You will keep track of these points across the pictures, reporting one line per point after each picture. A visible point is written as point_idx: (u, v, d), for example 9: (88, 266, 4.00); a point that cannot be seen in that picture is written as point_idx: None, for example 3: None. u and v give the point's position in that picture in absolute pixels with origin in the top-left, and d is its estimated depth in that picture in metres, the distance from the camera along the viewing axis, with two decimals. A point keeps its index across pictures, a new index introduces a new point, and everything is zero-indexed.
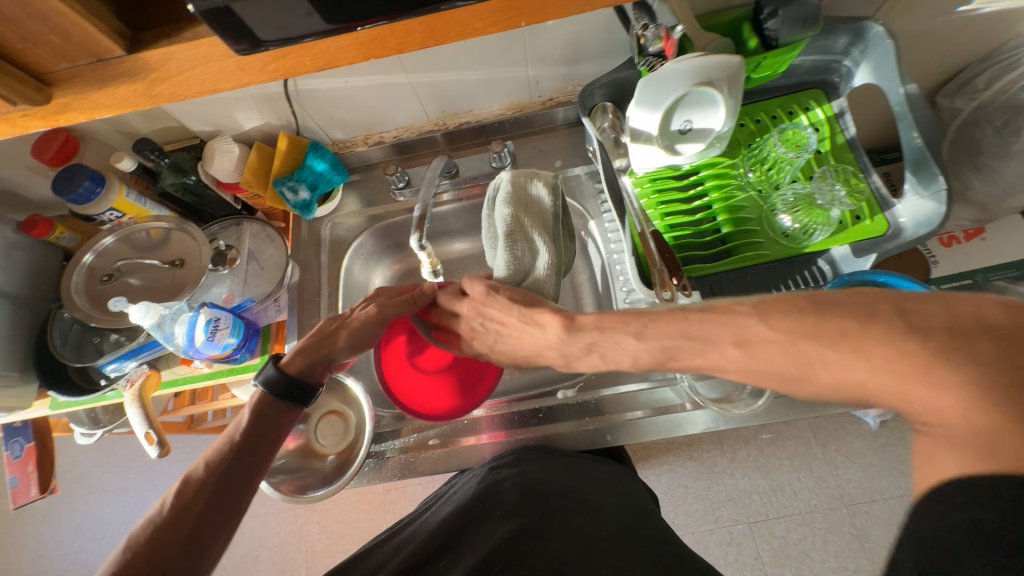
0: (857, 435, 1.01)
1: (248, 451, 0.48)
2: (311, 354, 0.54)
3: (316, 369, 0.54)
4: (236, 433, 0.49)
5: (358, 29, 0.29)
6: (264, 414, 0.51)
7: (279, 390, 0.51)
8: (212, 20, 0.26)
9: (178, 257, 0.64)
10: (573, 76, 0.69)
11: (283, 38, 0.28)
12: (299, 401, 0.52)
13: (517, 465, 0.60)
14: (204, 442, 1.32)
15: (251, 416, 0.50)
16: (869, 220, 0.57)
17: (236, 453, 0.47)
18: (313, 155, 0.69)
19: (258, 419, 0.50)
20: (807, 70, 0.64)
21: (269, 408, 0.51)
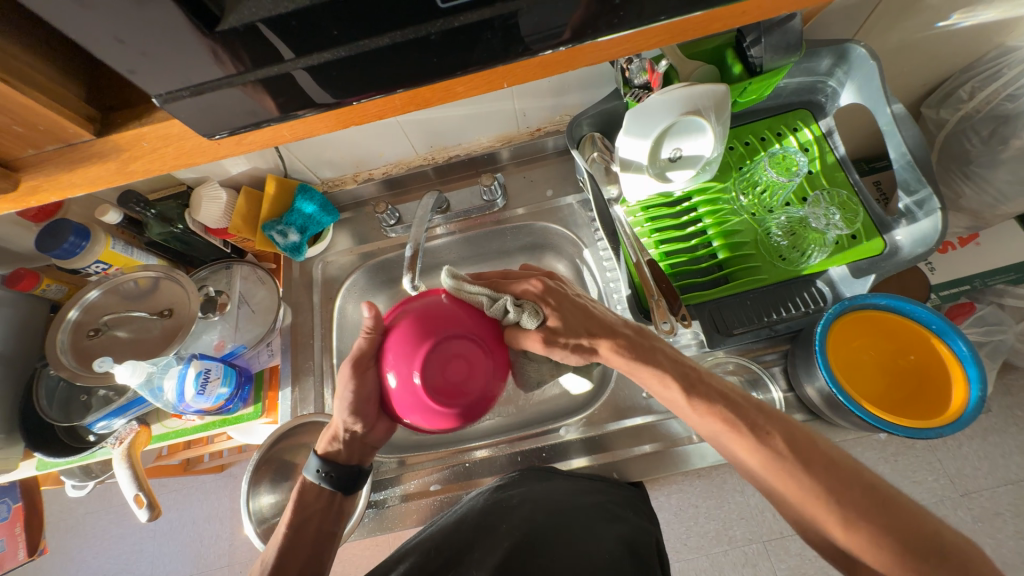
0: (867, 446, 0.93)
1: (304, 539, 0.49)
2: (343, 445, 0.52)
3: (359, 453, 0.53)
4: (283, 525, 0.50)
5: (352, 104, 0.30)
6: (307, 504, 0.51)
7: (331, 480, 0.51)
8: (179, 111, 0.27)
9: (167, 306, 0.62)
10: (561, 107, 0.69)
11: (279, 116, 0.29)
12: (348, 487, 0.52)
13: (523, 484, 0.56)
14: (199, 484, 1.28)
15: (296, 506, 0.51)
16: (866, 240, 0.57)
17: (293, 534, 0.49)
18: (303, 198, 0.69)
19: (311, 508, 0.51)
20: (792, 92, 0.64)
21: (314, 499, 0.52)
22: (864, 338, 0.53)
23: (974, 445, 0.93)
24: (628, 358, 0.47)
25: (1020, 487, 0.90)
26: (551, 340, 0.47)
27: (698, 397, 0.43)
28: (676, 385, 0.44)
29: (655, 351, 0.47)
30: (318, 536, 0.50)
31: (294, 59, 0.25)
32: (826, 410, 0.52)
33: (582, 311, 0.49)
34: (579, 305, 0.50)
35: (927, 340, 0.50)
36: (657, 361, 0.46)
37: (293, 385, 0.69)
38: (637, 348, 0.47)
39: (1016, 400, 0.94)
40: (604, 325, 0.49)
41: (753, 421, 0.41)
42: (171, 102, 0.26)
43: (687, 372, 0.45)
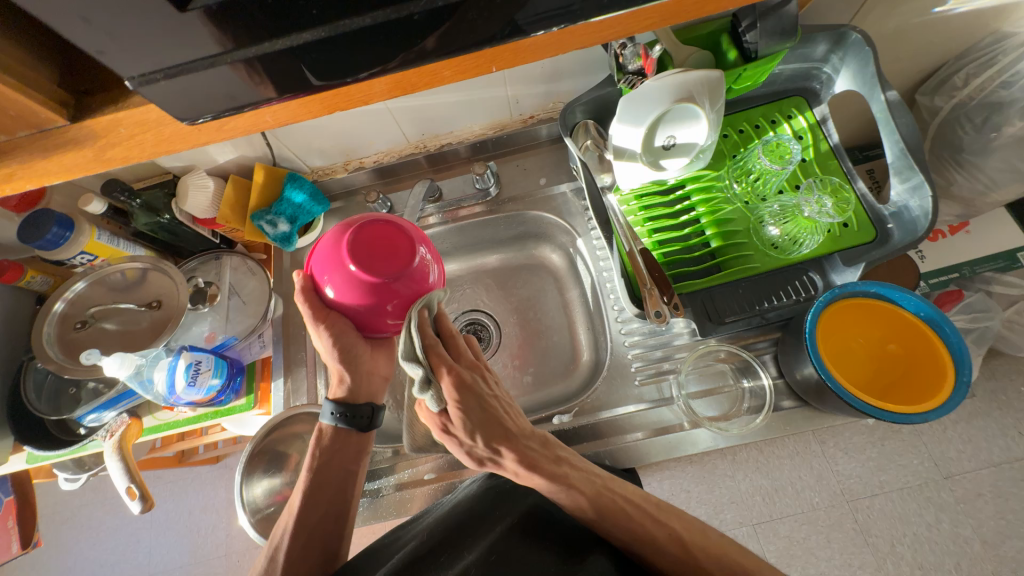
0: (855, 431, 0.95)
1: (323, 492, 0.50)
2: (354, 383, 0.53)
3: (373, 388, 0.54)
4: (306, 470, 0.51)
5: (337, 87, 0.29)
6: (330, 451, 0.52)
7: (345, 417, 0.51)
8: (156, 96, 0.26)
9: (155, 298, 0.61)
10: (554, 93, 0.68)
11: (265, 99, 0.28)
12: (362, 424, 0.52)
13: None
14: (195, 475, 1.29)
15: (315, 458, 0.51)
16: (856, 228, 0.58)
17: (314, 487, 0.50)
18: (292, 187, 0.68)
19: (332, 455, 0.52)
20: (787, 78, 0.63)
21: (335, 446, 0.52)
22: (855, 326, 0.54)
23: (959, 430, 0.95)
24: (526, 469, 0.42)
25: (1002, 469, 0.92)
26: (441, 427, 0.44)
27: (611, 515, 0.43)
28: (585, 495, 0.43)
29: (562, 463, 0.44)
30: (337, 491, 0.51)
31: (271, 41, 0.25)
32: (814, 396, 0.53)
33: (497, 411, 0.43)
34: (497, 406, 0.44)
35: (916, 327, 0.50)
36: (546, 471, 0.42)
37: (286, 376, 0.68)
38: (538, 465, 0.42)
39: (1000, 385, 0.96)
40: (518, 430, 0.44)
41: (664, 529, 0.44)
42: (146, 87, 0.25)
43: (595, 485, 0.44)
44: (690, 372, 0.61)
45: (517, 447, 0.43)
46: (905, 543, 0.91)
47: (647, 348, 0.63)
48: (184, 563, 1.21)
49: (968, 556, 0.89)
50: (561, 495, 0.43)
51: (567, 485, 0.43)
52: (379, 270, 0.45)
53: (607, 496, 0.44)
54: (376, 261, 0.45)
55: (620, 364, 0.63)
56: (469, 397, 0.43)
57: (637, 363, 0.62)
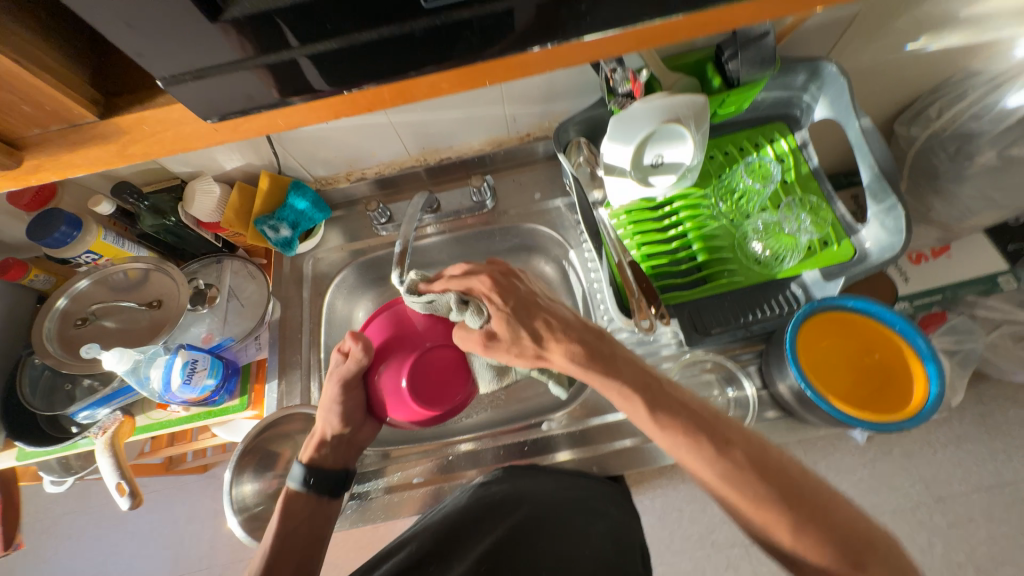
0: (846, 452, 0.95)
1: (292, 553, 0.51)
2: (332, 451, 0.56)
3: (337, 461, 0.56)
4: (270, 536, 0.51)
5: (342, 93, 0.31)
6: (299, 508, 0.54)
7: (313, 488, 0.54)
8: (181, 94, 0.29)
9: (156, 298, 0.63)
10: (549, 113, 0.71)
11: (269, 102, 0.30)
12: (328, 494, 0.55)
13: (508, 480, 0.56)
14: (181, 484, 1.26)
15: (283, 517, 0.53)
16: (836, 245, 0.60)
17: (281, 550, 0.51)
18: (295, 194, 0.70)
19: (298, 516, 0.54)
20: (769, 105, 0.67)
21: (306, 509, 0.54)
22: (835, 337, 0.55)
23: (949, 453, 0.96)
24: (580, 364, 0.46)
25: (992, 493, 0.93)
26: (471, 340, 0.50)
27: (661, 410, 0.44)
28: (641, 399, 0.44)
29: (615, 355, 0.47)
30: (307, 552, 0.51)
31: (285, 50, 0.28)
32: (797, 407, 0.54)
33: (549, 315, 0.49)
34: (538, 309, 0.49)
35: (890, 338, 0.53)
36: (602, 372, 0.46)
37: (280, 378, 0.69)
38: (593, 355, 0.46)
39: (988, 409, 0.97)
40: (562, 326, 0.48)
41: (717, 435, 0.42)
42: (173, 87, 0.28)
43: (647, 380, 0.46)
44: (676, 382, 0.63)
45: (572, 340, 0.47)
46: None
47: None
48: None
49: None
50: (616, 395, 0.45)
51: (620, 377, 0.45)
52: (421, 396, 0.50)
53: (663, 393, 0.45)
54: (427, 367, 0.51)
55: None
56: (502, 305, 0.49)
57: None
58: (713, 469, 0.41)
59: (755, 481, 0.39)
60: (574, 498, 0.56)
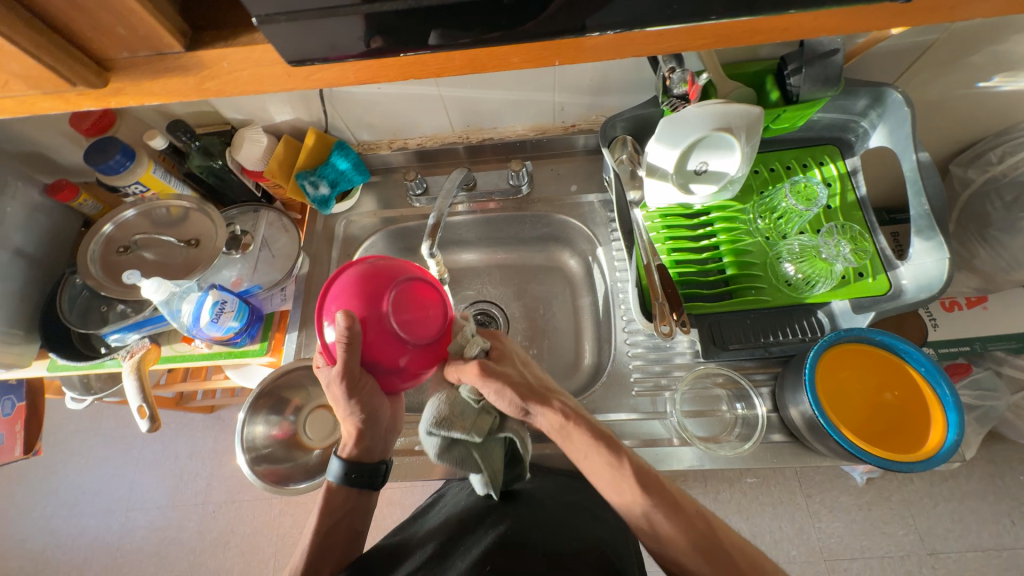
0: (843, 491, 0.98)
1: (336, 539, 0.54)
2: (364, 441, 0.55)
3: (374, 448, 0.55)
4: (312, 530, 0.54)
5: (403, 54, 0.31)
6: (339, 499, 0.55)
7: (356, 479, 0.54)
8: (273, 34, 0.29)
9: (194, 237, 0.65)
10: (598, 106, 0.71)
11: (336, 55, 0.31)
12: (369, 483, 0.55)
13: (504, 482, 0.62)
14: (190, 420, 1.32)
15: (324, 508, 0.55)
16: (871, 278, 0.59)
17: (326, 536, 0.54)
18: (338, 154, 0.72)
19: (338, 511, 0.55)
20: (824, 127, 0.66)
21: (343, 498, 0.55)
22: (855, 370, 0.54)
23: (949, 507, 0.94)
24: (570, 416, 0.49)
25: (988, 554, 0.90)
26: (468, 370, 0.49)
27: (647, 482, 0.45)
28: (630, 464, 0.46)
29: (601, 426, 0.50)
30: (349, 537, 0.55)
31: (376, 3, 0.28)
32: (807, 434, 0.54)
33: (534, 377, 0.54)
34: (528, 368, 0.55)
35: (913, 380, 0.52)
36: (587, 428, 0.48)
37: (301, 330, 0.71)
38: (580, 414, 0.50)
39: (998, 469, 0.95)
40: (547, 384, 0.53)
41: (686, 511, 0.44)
42: (267, 25, 0.28)
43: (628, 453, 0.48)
44: (686, 392, 0.62)
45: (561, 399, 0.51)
46: None
47: (647, 361, 0.65)
48: (162, 504, 1.23)
49: None
50: (598, 455, 0.47)
51: (604, 438, 0.48)
52: (418, 329, 0.46)
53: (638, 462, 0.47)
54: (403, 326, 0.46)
55: (620, 372, 0.65)
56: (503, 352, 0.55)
57: (637, 374, 0.64)
58: (682, 538, 0.42)
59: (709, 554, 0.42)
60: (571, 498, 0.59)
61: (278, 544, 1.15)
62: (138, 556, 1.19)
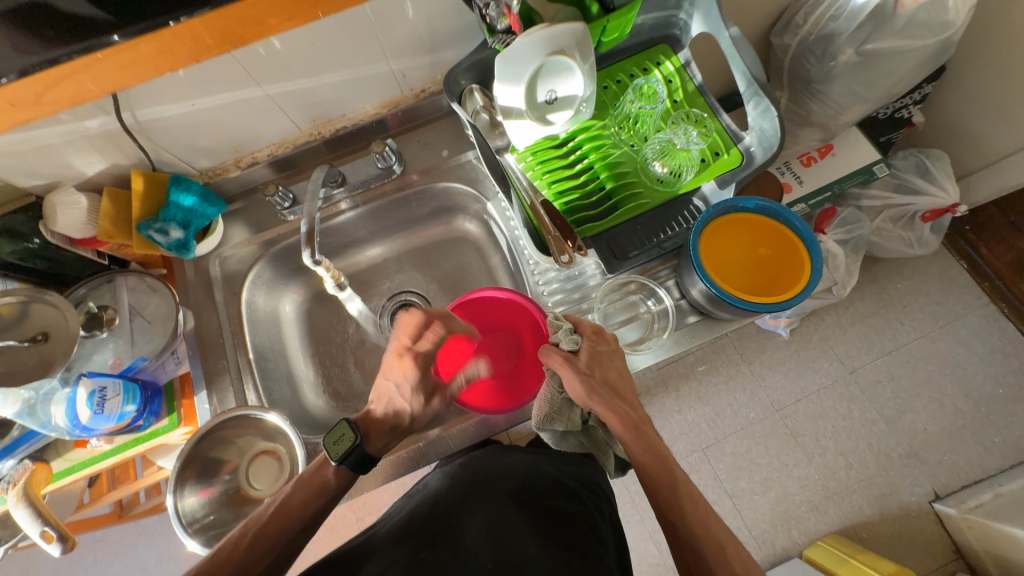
0: (774, 347, 1.10)
1: (283, 536, 0.48)
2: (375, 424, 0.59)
3: (388, 431, 0.59)
4: (262, 514, 0.49)
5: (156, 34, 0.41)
6: (300, 491, 0.51)
7: (356, 466, 0.53)
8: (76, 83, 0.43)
9: (41, 330, 0.56)
10: (439, 64, 0.69)
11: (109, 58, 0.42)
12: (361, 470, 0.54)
13: (495, 458, 0.65)
14: (147, 525, 1.19)
15: (284, 498, 0.50)
16: (726, 153, 0.64)
17: (271, 526, 0.48)
18: (178, 190, 0.65)
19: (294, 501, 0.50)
20: (650, 28, 0.69)
21: (305, 489, 0.51)
22: (734, 236, 0.60)
23: (855, 329, 1.10)
24: (634, 433, 0.51)
25: (893, 354, 1.07)
26: (555, 355, 0.53)
27: (686, 503, 0.48)
28: (678, 482, 0.49)
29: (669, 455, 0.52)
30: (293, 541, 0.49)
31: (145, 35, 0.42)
32: (710, 307, 0.59)
33: (623, 381, 0.56)
34: (620, 371, 0.57)
35: (778, 231, 0.59)
36: (628, 403, 0.54)
37: (210, 387, 0.65)
38: (644, 432, 0.52)
39: (881, 284, 1.12)
40: (627, 393, 0.55)
41: (695, 507, 0.47)
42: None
43: (680, 481, 0.49)
44: (605, 308, 0.66)
45: (637, 416, 0.53)
46: (826, 434, 1.04)
47: (566, 293, 0.67)
48: None
49: (876, 435, 1.03)
50: (650, 473, 0.50)
51: (664, 464, 0.50)
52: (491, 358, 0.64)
53: (684, 485, 0.49)
54: (503, 350, 0.64)
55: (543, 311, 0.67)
56: (601, 344, 0.57)
57: (559, 308, 0.66)
58: (671, 519, 0.47)
59: (678, 503, 0.48)
60: (548, 471, 0.64)
61: None
62: None
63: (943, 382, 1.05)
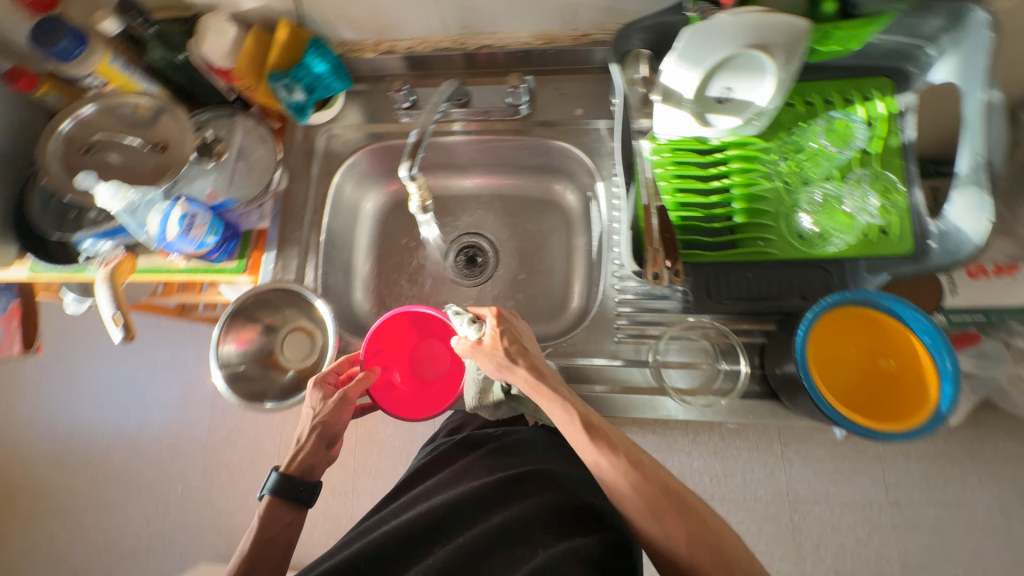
0: (819, 442, 0.99)
1: (265, 555, 0.51)
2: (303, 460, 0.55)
3: (314, 463, 0.55)
4: (248, 538, 0.52)
5: None
6: (273, 519, 0.53)
7: (285, 493, 0.53)
8: None
9: (162, 141, 0.61)
10: (616, 10, 0.61)
11: None
12: (304, 498, 0.54)
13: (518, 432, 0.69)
14: (195, 330, 1.34)
15: (261, 523, 0.52)
16: (895, 237, 0.54)
17: (258, 552, 0.51)
18: (314, 54, 0.64)
19: (274, 524, 0.53)
20: (882, 53, 0.55)
21: (275, 514, 0.53)
22: (852, 334, 0.51)
23: (922, 465, 0.96)
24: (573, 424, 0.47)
25: (952, 511, 0.93)
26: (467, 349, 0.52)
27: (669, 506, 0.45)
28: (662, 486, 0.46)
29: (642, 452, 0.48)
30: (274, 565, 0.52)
31: None
32: (787, 395, 0.52)
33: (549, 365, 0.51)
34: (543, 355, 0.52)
35: (914, 349, 0.49)
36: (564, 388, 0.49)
37: (279, 251, 0.68)
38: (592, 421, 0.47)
39: (981, 435, 0.95)
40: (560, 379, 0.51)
41: (685, 511, 0.46)
42: None
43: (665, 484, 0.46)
44: (671, 341, 0.59)
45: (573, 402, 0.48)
46: (829, 549, 0.95)
47: (637, 309, 0.61)
48: (171, 403, 1.29)
49: None
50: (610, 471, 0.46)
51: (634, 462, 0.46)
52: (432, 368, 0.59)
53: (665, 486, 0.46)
54: (437, 357, 0.60)
55: (605, 316, 0.62)
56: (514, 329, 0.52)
57: (623, 321, 0.61)
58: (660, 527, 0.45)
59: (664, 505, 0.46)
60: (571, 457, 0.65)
61: (281, 448, 1.22)
62: (151, 448, 1.26)
63: (995, 567, 0.90)
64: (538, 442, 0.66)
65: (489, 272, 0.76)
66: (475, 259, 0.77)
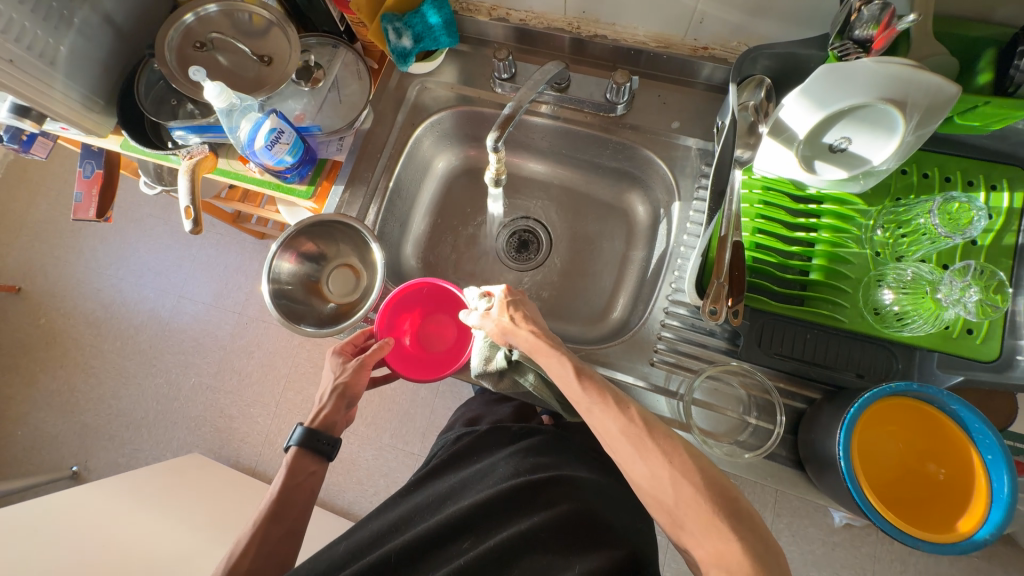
0: (816, 523, 0.95)
1: (288, 504, 0.56)
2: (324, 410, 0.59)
3: (338, 418, 0.60)
4: (275, 490, 0.56)
5: None
6: (299, 468, 0.58)
7: (309, 445, 0.58)
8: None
9: (268, 55, 0.62)
10: (745, 30, 0.58)
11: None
12: (326, 451, 0.59)
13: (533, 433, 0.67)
14: (242, 240, 1.40)
15: (289, 471, 0.57)
16: (980, 339, 0.50)
17: (282, 500, 0.56)
18: (431, 4, 0.63)
19: (298, 475, 0.58)
20: (1022, 141, 0.51)
21: (302, 461, 0.58)
22: (902, 428, 0.48)
23: None
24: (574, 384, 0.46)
25: None
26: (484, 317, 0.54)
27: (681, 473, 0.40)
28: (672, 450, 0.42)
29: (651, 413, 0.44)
30: (301, 508, 0.57)
31: None
32: (815, 468, 0.49)
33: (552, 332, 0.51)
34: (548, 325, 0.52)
35: (970, 464, 0.45)
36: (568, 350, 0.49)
37: (346, 186, 0.69)
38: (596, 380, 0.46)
39: (989, 567, 0.89)
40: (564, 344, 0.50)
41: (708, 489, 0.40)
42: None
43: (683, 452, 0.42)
44: (706, 381, 0.57)
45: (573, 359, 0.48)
46: None
47: (679, 338, 0.59)
48: (204, 301, 1.36)
49: None
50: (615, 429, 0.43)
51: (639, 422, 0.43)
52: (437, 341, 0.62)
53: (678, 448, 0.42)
54: (445, 329, 0.62)
55: (646, 337, 0.60)
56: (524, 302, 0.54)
57: (663, 346, 0.60)
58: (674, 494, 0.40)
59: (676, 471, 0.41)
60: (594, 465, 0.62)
61: (291, 371, 1.27)
62: (176, 337, 1.34)
63: None
64: (550, 443, 0.64)
65: (537, 261, 0.75)
66: (527, 243, 0.77)
